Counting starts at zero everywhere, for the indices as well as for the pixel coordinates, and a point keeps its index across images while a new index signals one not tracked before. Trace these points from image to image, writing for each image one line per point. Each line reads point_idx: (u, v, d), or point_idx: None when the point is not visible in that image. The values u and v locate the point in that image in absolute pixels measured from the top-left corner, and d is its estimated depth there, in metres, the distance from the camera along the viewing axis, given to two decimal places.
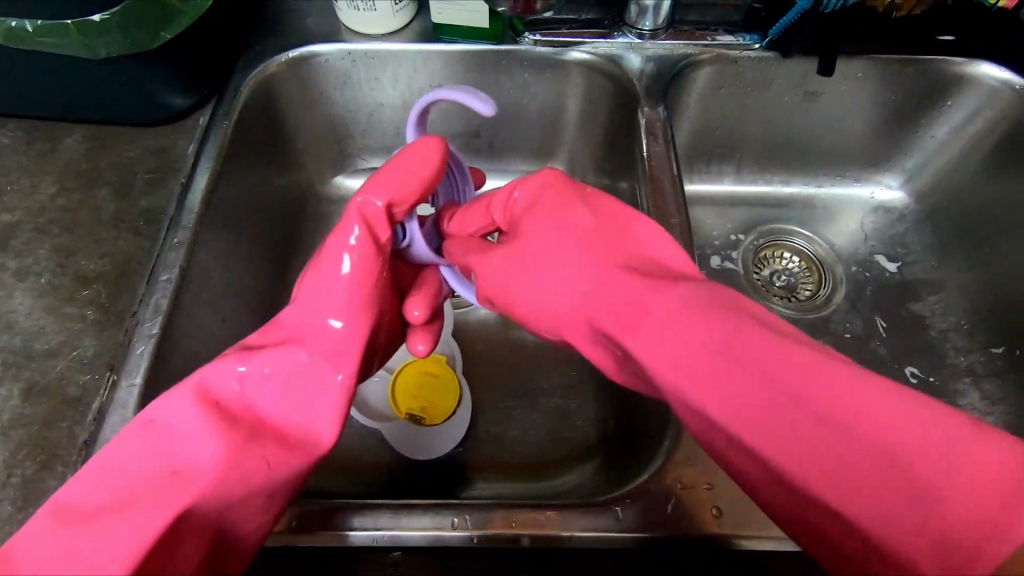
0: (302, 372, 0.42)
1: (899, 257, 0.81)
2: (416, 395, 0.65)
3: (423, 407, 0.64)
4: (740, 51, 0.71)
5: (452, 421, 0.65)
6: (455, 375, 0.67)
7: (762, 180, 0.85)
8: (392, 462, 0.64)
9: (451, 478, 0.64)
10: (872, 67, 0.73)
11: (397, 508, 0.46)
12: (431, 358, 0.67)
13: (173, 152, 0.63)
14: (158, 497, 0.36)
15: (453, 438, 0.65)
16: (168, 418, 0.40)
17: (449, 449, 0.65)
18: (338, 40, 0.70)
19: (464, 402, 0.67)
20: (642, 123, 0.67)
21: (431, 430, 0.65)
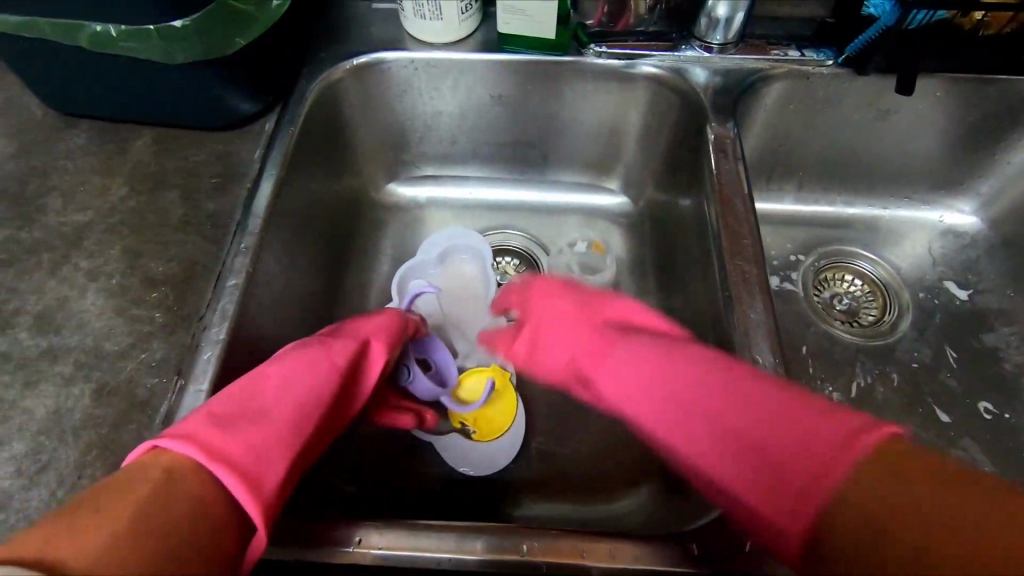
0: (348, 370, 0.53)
1: (970, 285, 0.78)
2: (470, 408, 0.65)
3: (475, 421, 0.65)
4: (814, 67, 0.69)
5: (504, 439, 0.65)
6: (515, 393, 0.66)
7: (825, 201, 0.83)
8: (443, 476, 0.63)
9: (503, 497, 0.62)
10: (952, 87, 0.70)
11: (390, 531, 0.45)
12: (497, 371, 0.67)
13: (238, 157, 0.63)
14: (287, 424, 0.45)
15: (504, 456, 0.64)
16: (277, 368, 0.50)
17: (500, 466, 0.64)
18: (401, 48, 0.70)
19: (517, 422, 0.66)
20: (711, 140, 0.65)
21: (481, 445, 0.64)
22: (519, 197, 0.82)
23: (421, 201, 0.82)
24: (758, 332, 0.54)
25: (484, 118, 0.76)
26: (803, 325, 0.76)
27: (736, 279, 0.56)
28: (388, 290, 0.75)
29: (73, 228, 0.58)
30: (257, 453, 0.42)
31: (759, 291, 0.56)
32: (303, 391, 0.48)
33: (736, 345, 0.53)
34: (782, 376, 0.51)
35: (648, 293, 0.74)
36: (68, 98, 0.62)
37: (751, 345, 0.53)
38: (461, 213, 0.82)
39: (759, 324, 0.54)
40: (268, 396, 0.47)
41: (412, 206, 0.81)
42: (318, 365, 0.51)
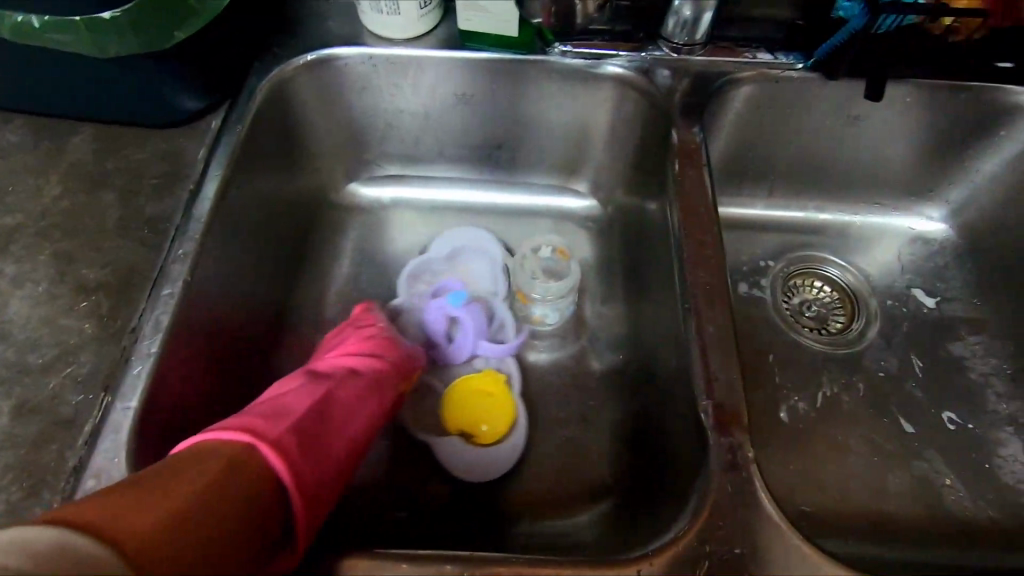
0: (385, 378, 0.57)
1: (939, 293, 0.77)
2: (471, 412, 0.64)
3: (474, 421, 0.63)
4: (782, 70, 0.67)
5: (506, 443, 0.63)
6: (512, 398, 0.64)
7: (795, 206, 0.81)
8: (397, 490, 0.61)
9: (457, 512, 0.60)
10: (922, 93, 0.68)
11: (361, 572, 0.42)
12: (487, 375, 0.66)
13: (181, 156, 0.59)
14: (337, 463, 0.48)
15: (506, 461, 0.62)
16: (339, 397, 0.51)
17: (502, 471, 0.62)
18: (359, 44, 0.67)
19: (519, 427, 0.64)
20: (677, 144, 0.63)
21: (482, 450, 0.62)
22: (485, 199, 0.80)
23: (384, 202, 0.79)
24: (717, 345, 0.52)
25: (448, 118, 0.73)
26: (770, 333, 0.75)
27: (697, 289, 0.55)
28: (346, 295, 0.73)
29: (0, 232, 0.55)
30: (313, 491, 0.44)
31: (721, 302, 0.54)
32: (354, 391, 0.54)
33: (694, 359, 0.52)
34: (740, 392, 0.49)
35: (614, 300, 0.73)
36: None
37: (710, 358, 0.52)
38: (425, 215, 0.79)
39: (720, 337, 0.52)
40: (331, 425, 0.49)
41: (374, 207, 0.78)
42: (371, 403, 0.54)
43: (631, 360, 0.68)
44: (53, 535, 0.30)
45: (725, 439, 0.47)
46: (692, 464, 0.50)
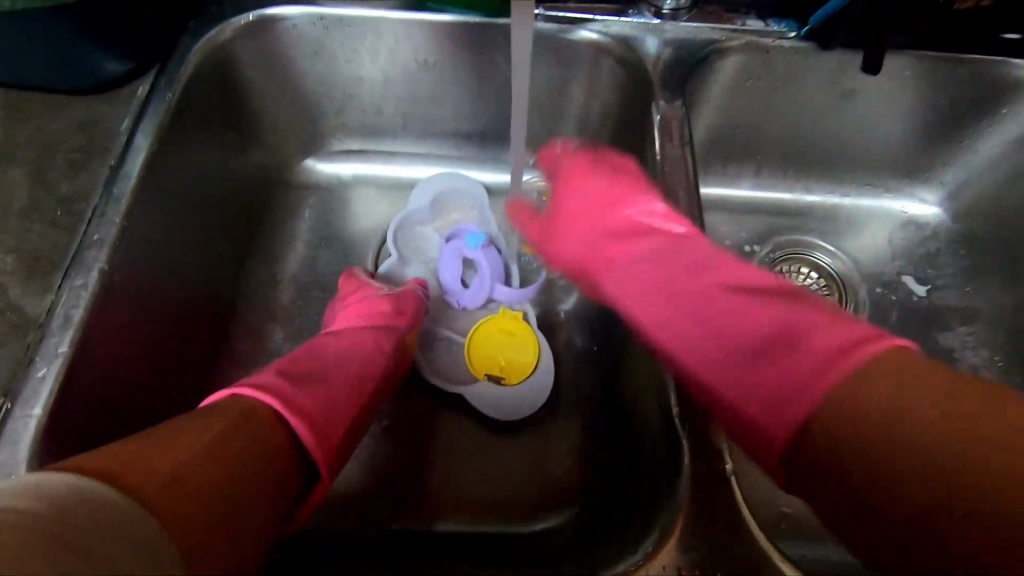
0: (389, 334, 0.58)
1: (929, 280, 0.74)
2: (493, 355, 0.62)
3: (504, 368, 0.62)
4: (774, 39, 0.61)
5: (532, 380, 0.62)
6: (534, 334, 0.62)
7: (783, 186, 0.77)
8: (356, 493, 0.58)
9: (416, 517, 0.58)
10: (921, 67, 0.64)
11: None
12: (509, 314, 0.63)
13: (102, 128, 0.53)
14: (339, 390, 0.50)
15: (535, 400, 0.62)
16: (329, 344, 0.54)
17: (531, 410, 0.62)
18: (307, 2, 0.60)
19: (544, 359, 0.63)
20: (658, 119, 0.57)
21: (511, 391, 0.62)
22: None
23: (344, 179, 0.73)
24: None
25: (410, 87, 0.67)
26: None
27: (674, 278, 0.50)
28: (300, 280, 0.67)
29: None
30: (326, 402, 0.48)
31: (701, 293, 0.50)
32: (358, 351, 0.55)
33: (670, 357, 0.48)
34: None
35: None
36: None
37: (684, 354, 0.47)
38: (387, 194, 0.73)
39: None
40: (321, 363, 0.52)
41: (332, 185, 0.72)
42: (365, 344, 0.56)
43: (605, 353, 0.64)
44: (66, 482, 0.31)
45: (699, 448, 0.43)
46: (663, 472, 0.46)
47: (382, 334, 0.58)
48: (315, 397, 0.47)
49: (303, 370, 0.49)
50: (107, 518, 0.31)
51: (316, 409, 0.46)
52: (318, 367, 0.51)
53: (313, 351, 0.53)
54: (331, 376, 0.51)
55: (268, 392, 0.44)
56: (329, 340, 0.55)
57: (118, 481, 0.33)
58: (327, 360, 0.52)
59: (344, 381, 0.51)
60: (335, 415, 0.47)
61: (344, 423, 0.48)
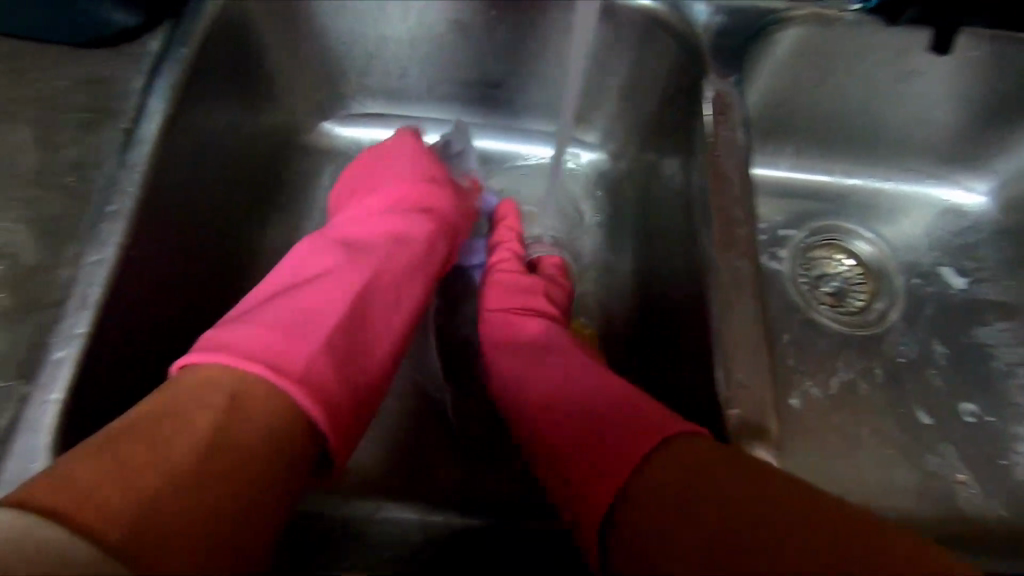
0: (396, 256, 0.55)
1: (969, 272, 0.72)
2: None
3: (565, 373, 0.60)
4: (838, 11, 0.57)
5: None
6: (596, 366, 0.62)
7: (823, 169, 0.74)
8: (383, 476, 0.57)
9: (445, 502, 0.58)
10: (991, 46, 0.59)
11: None
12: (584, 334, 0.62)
13: (111, 86, 0.49)
14: (333, 315, 0.47)
15: None
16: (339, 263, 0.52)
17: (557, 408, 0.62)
18: None
19: None
20: (709, 96, 0.53)
21: None
22: (479, 147, 0.70)
23: (365, 144, 0.69)
24: (748, 351, 0.43)
25: (439, 49, 0.62)
26: (787, 310, 0.69)
27: (725, 278, 0.45)
28: None
29: None
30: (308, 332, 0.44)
31: (752, 293, 0.45)
32: (353, 271, 0.52)
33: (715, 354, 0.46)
34: (770, 400, 0.42)
35: (622, 268, 0.66)
36: None
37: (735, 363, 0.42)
38: None
39: (750, 340, 0.43)
40: (326, 288, 0.49)
41: (352, 150, 0.69)
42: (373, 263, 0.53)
43: (637, 338, 0.62)
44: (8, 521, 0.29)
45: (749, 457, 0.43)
46: None
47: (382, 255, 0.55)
48: (303, 325, 0.45)
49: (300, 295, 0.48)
50: (100, 558, 0.29)
51: (296, 347, 0.43)
52: (305, 300, 0.47)
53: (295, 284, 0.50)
54: (322, 306, 0.47)
55: (227, 344, 0.41)
56: (318, 264, 0.52)
57: (65, 513, 0.30)
58: (317, 286, 0.49)
59: (337, 309, 0.48)
60: (321, 347, 0.44)
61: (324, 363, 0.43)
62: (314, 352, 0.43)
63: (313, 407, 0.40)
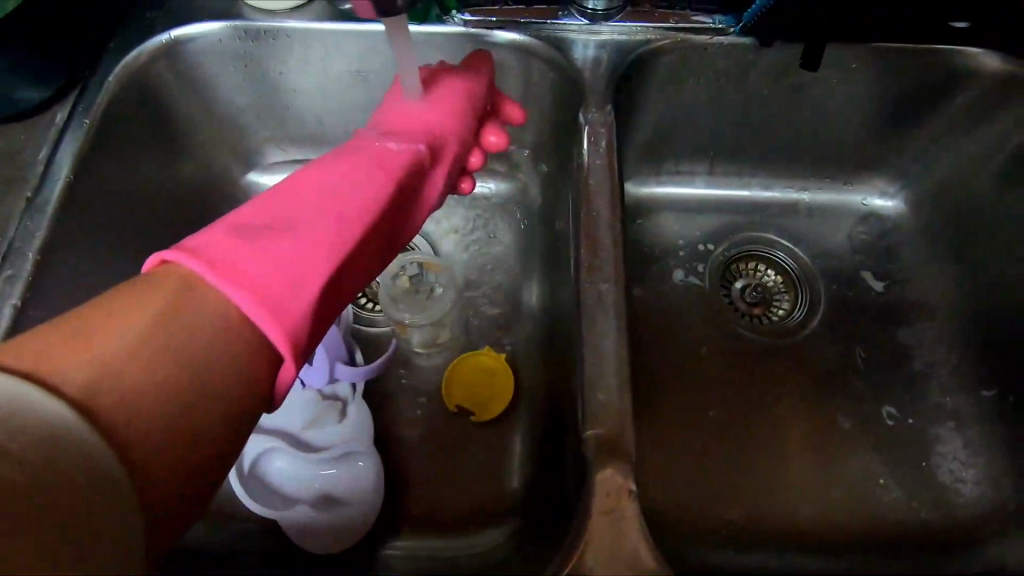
0: (374, 174, 0.46)
1: (888, 275, 0.72)
2: (470, 389, 0.62)
3: (475, 403, 0.62)
4: (711, 36, 0.60)
5: (496, 431, 0.61)
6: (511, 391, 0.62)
7: (739, 184, 0.75)
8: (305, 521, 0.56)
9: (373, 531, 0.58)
10: (870, 56, 0.62)
11: None
12: (496, 359, 0.63)
13: (19, 159, 0.53)
14: (306, 285, 0.37)
15: (488, 447, 0.61)
16: (324, 208, 0.42)
17: (476, 442, 0.61)
18: (231, 17, 0.59)
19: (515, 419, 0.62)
20: (586, 125, 0.55)
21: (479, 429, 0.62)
22: None
23: None
24: (607, 371, 0.45)
25: (346, 98, 0.65)
26: (706, 325, 0.70)
27: (591, 302, 0.47)
28: None
29: None
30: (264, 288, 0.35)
31: (616, 313, 0.47)
32: (336, 217, 0.42)
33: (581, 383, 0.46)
34: (627, 417, 0.43)
35: (531, 291, 0.66)
36: None
37: (597, 383, 0.44)
38: None
39: (612, 360, 0.45)
40: (293, 255, 0.38)
41: None
42: (359, 205, 0.43)
43: (547, 361, 0.63)
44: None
45: (605, 470, 0.41)
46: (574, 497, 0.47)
47: (397, 217, 0.48)
48: (254, 281, 0.35)
49: (244, 254, 0.36)
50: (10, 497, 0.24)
51: (290, 318, 0.36)
52: (265, 250, 0.37)
53: (332, 208, 0.42)
54: (273, 256, 0.37)
55: (217, 260, 0.35)
56: (372, 153, 0.47)
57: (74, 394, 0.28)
58: (315, 200, 0.42)
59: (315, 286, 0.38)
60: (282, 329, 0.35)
61: (296, 296, 0.37)
62: (283, 301, 0.36)
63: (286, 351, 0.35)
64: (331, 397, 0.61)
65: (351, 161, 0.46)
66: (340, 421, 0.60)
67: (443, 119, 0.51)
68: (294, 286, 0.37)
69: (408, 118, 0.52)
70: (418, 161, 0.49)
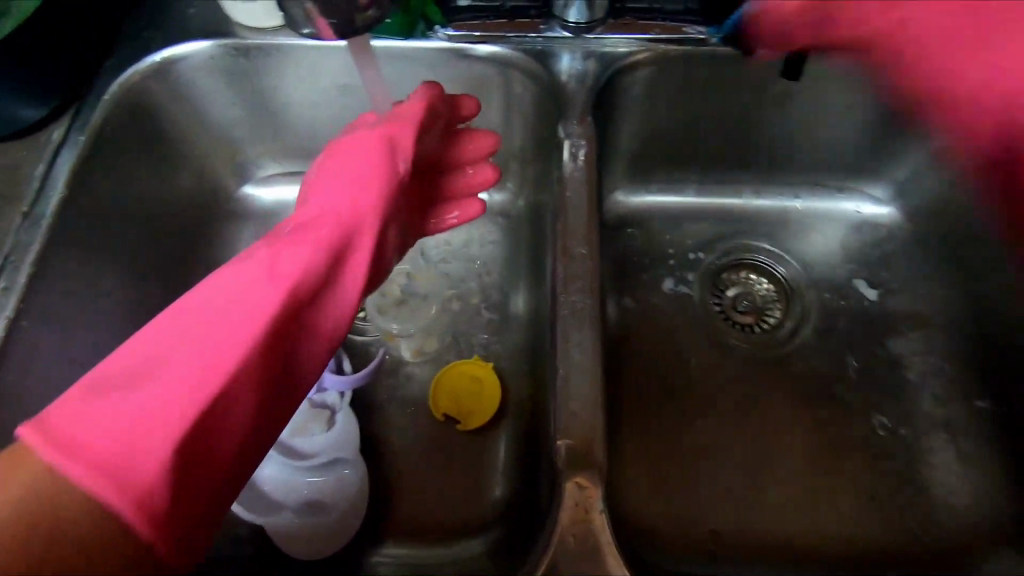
0: (266, 284, 0.42)
1: (880, 283, 0.71)
2: (456, 399, 0.63)
3: (460, 411, 0.62)
4: (694, 46, 0.60)
5: (482, 441, 0.62)
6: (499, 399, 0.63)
7: (729, 192, 0.75)
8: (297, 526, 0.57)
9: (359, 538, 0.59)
10: (856, 65, 0.62)
11: None
12: (483, 368, 0.63)
13: (16, 175, 0.54)
14: (158, 437, 0.34)
15: (474, 457, 0.61)
16: (199, 333, 0.39)
17: (461, 451, 0.62)
18: (223, 35, 0.61)
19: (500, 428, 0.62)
20: (568, 137, 0.56)
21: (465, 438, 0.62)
22: None
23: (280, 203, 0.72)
24: (579, 383, 0.45)
25: (336, 112, 0.67)
26: (696, 334, 0.69)
27: (566, 314, 0.48)
28: None
29: None
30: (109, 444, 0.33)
31: (590, 324, 0.47)
32: (212, 341, 0.39)
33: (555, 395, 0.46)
34: (597, 427, 0.43)
35: (518, 301, 0.67)
36: None
37: (570, 394, 0.45)
38: None
39: (586, 370, 0.45)
40: (144, 401, 0.35)
41: (270, 211, 0.72)
42: (242, 324, 0.40)
43: (533, 371, 0.63)
44: None
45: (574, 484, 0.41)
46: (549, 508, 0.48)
47: (301, 320, 0.43)
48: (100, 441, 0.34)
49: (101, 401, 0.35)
50: None
51: (137, 479, 0.33)
52: (111, 405, 0.35)
53: (207, 330, 0.39)
54: (122, 409, 0.35)
55: (68, 433, 0.33)
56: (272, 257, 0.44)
57: None
58: (199, 317, 0.40)
59: (171, 431, 0.35)
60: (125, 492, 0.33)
61: (145, 453, 0.34)
62: (127, 459, 0.33)
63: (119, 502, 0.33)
64: (319, 405, 0.61)
65: (241, 268, 0.43)
66: (327, 430, 0.60)
67: (357, 206, 0.48)
68: (145, 439, 0.34)
69: (321, 205, 0.48)
70: (320, 263, 0.45)
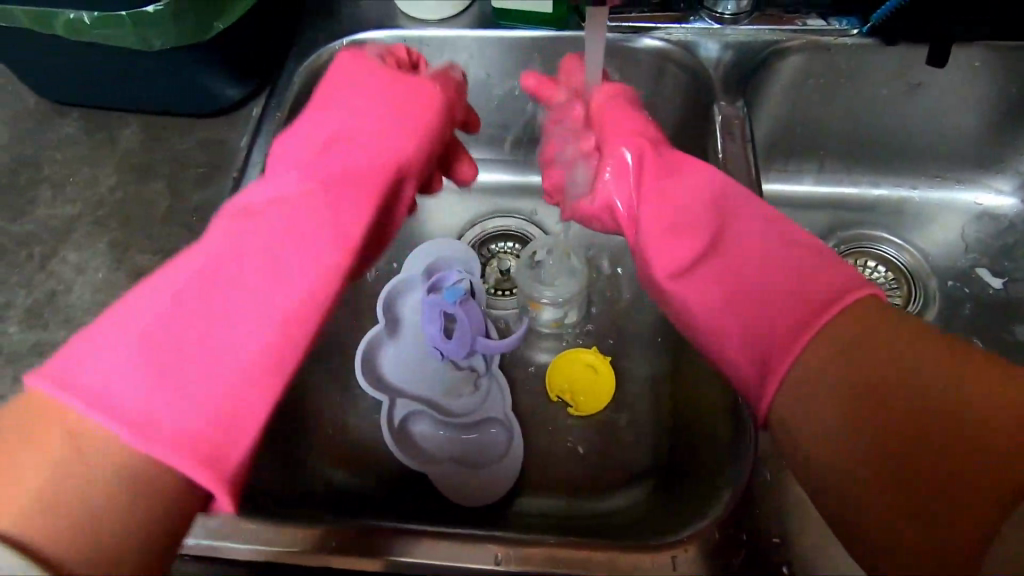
0: (268, 227, 0.41)
1: (1005, 272, 0.73)
2: (571, 381, 0.66)
3: (574, 396, 0.65)
4: (835, 37, 0.64)
5: (619, 407, 0.65)
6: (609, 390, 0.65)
7: (848, 182, 0.77)
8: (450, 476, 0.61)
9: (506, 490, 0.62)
10: (992, 56, 0.64)
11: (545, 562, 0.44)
12: (595, 357, 0.67)
13: (223, 147, 0.62)
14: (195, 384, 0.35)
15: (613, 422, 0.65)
16: (201, 295, 0.38)
17: (601, 415, 0.65)
18: (393, 26, 0.67)
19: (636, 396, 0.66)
20: (719, 120, 0.61)
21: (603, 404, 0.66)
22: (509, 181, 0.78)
23: None
24: None
25: (480, 100, 0.72)
26: None
27: None
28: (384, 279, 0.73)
29: (62, 221, 0.59)
30: (144, 403, 0.34)
31: None
32: (197, 291, 0.38)
33: None
34: None
35: None
36: (56, 85, 0.61)
37: None
38: (462, 196, 0.78)
39: None
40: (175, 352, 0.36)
41: None
42: (265, 266, 0.39)
43: (669, 342, 0.66)
44: None
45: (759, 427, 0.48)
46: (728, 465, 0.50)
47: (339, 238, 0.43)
48: (132, 405, 0.34)
49: (143, 356, 0.35)
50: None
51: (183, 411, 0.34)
52: (117, 376, 0.34)
53: (217, 280, 0.39)
54: (163, 369, 0.35)
55: (72, 385, 0.34)
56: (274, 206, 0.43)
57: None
58: (215, 290, 0.38)
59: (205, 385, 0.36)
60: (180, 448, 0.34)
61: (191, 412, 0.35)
62: (193, 409, 0.35)
63: (194, 465, 0.34)
64: (467, 368, 0.66)
65: (243, 219, 0.42)
66: (474, 390, 0.65)
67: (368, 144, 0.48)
68: (185, 382, 0.35)
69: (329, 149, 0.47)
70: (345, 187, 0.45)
